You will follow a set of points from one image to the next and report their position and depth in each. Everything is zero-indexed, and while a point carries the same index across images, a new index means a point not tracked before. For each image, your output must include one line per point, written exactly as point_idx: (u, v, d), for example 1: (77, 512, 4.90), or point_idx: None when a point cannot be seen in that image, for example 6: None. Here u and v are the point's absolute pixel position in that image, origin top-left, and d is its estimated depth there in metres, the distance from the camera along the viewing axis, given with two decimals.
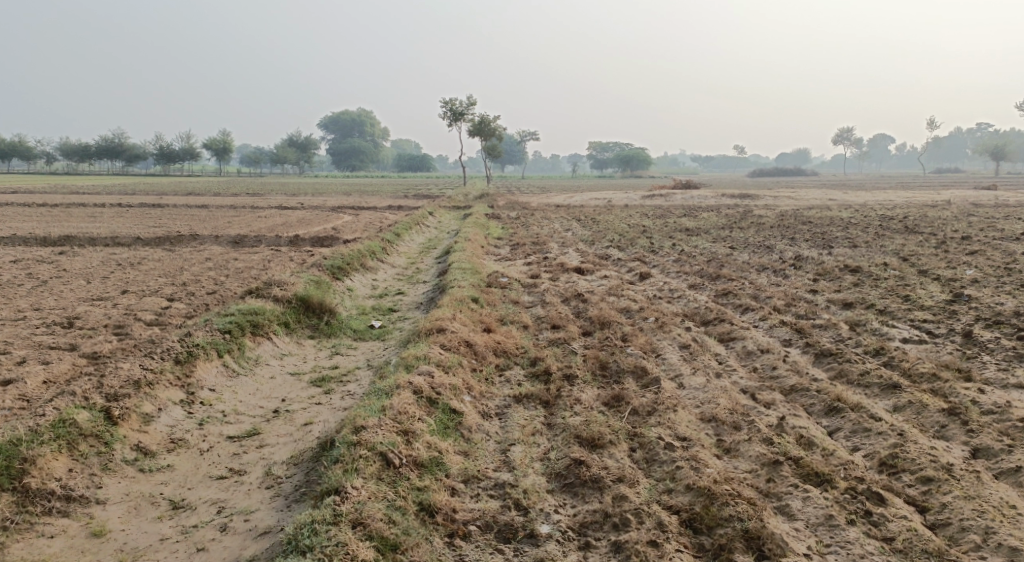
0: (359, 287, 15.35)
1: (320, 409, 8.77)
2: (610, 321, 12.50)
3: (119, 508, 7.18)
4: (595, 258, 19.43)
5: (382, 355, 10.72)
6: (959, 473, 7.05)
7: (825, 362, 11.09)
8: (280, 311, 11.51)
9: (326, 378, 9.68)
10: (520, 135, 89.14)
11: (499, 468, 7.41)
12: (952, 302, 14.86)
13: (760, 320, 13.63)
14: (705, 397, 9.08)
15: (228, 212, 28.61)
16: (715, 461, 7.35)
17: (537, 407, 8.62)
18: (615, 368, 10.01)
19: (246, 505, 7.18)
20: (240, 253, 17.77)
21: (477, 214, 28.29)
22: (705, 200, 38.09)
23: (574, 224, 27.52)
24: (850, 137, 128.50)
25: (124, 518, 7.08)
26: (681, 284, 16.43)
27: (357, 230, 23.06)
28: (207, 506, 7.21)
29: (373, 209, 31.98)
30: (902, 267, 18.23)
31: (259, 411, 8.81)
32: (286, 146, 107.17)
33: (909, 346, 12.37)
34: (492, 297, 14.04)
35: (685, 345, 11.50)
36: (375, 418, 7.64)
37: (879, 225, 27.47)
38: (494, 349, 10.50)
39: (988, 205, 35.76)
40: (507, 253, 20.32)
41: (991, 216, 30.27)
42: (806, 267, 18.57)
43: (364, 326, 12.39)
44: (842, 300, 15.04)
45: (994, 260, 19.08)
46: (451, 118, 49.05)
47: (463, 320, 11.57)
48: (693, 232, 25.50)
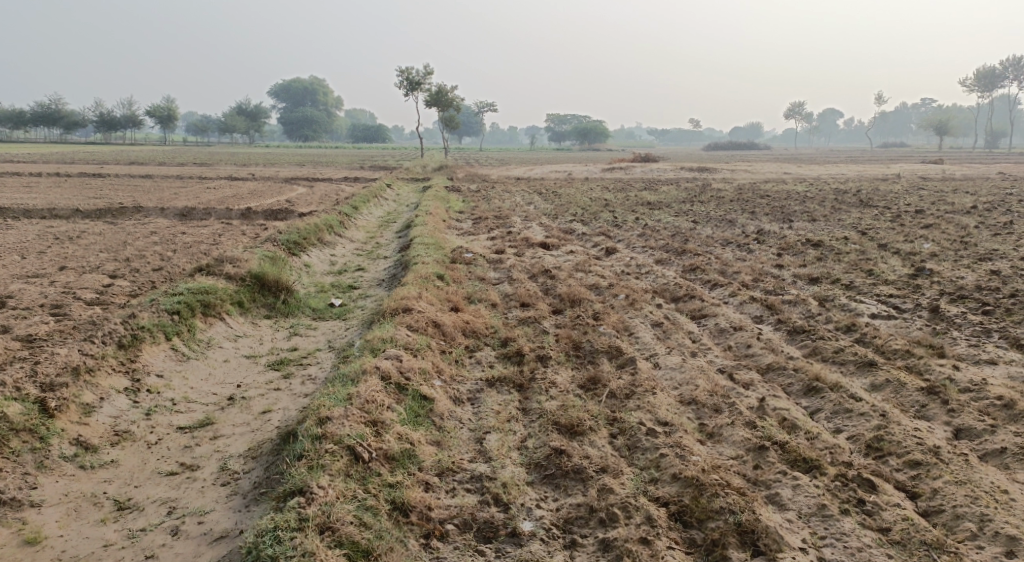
0: (316, 263, 14.77)
1: (279, 396, 8.29)
2: (580, 299, 12.17)
3: (57, 511, 6.65)
4: (559, 233, 19.04)
5: (345, 337, 10.25)
6: (947, 456, 6.86)
7: (797, 338, 10.89)
8: (234, 290, 10.93)
9: (284, 361, 9.21)
10: (478, 106, 88.29)
11: (475, 458, 7.03)
12: (915, 276, 14.79)
13: (729, 296, 13.41)
14: (683, 377, 8.81)
15: (174, 183, 27.58)
16: (700, 448, 7.06)
17: (511, 391, 8.27)
18: (588, 348, 9.68)
19: (199, 505, 6.70)
20: (188, 227, 17.02)
21: (436, 187, 27.69)
22: (664, 174, 37.87)
23: (535, 197, 27.10)
24: (802, 112, 129.80)
25: (63, 522, 6.56)
26: (647, 260, 16.16)
27: (312, 203, 22.33)
28: (156, 506, 6.72)
29: (327, 181, 31.16)
30: (862, 241, 18.18)
31: (212, 398, 8.29)
32: (235, 115, 104.47)
33: (879, 321, 12.22)
34: (457, 273, 13.59)
35: (657, 323, 11.22)
36: (340, 408, 7.19)
37: (836, 198, 27.53)
38: (462, 329, 10.10)
39: (936, 179, 36.19)
40: (468, 227, 19.82)
41: (941, 189, 30.59)
42: (769, 241, 18.41)
43: (323, 305, 11.88)
44: (808, 275, 14.88)
45: (950, 233, 19.14)
46: (408, 88, 48.03)
47: (429, 299, 11.13)
48: (654, 205, 25.28)
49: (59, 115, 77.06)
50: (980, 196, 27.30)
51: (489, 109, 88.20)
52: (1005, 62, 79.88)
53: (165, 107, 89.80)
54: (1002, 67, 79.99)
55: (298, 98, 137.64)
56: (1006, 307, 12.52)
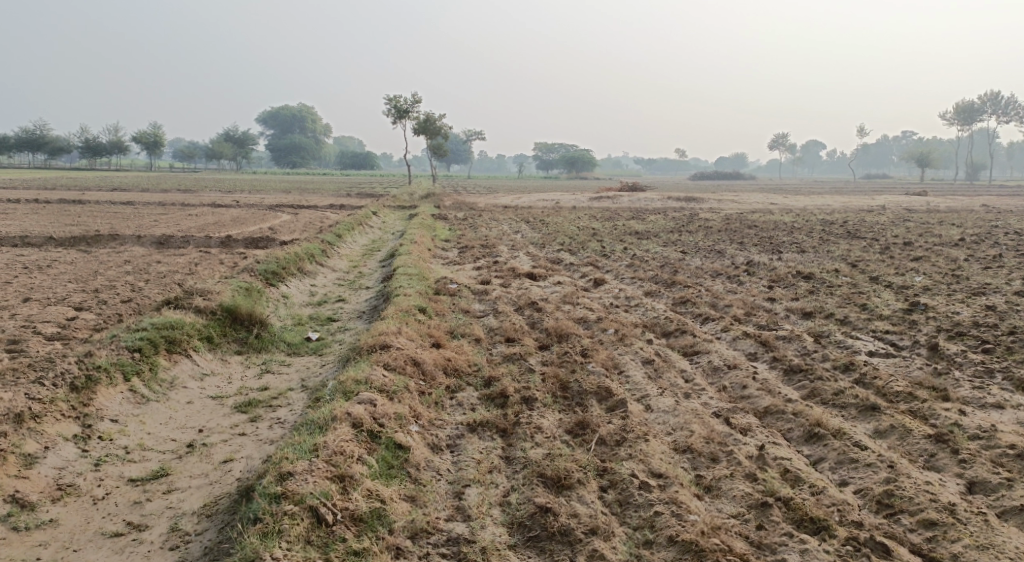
0: (295, 294, 14.22)
1: (243, 442, 7.72)
2: (567, 334, 11.66)
3: None
4: (546, 263, 18.57)
5: (319, 375, 9.70)
6: (965, 515, 6.36)
7: (794, 378, 10.39)
8: (202, 325, 10.38)
9: (252, 403, 8.65)
10: (466, 135, 88.48)
11: (452, 517, 6.48)
12: (910, 311, 14.37)
13: (722, 331, 12.93)
14: (677, 422, 8.29)
15: (155, 210, 27.03)
16: (697, 505, 6.54)
17: (494, 437, 7.73)
18: (577, 389, 9.15)
19: None
20: (163, 255, 16.44)
21: (423, 215, 27.24)
22: (651, 203, 37.58)
23: (522, 226, 26.68)
24: (786, 143, 130.75)
25: None
26: (637, 292, 15.70)
27: (295, 231, 21.79)
28: None
29: (313, 208, 30.69)
30: (853, 274, 17.81)
31: (170, 446, 7.71)
32: (222, 140, 104.04)
33: (876, 359, 11.76)
34: (440, 306, 13.07)
35: (648, 361, 10.72)
36: (305, 462, 6.66)
37: (823, 229, 27.28)
38: (443, 366, 9.56)
39: (920, 210, 36.08)
40: (455, 256, 19.35)
41: (927, 221, 30.45)
42: (759, 273, 18.01)
43: (299, 339, 11.33)
44: (801, 309, 14.44)
45: (939, 266, 18.82)
46: (396, 115, 47.75)
47: (410, 334, 10.59)
48: (642, 235, 24.91)
49: (43, 140, 76.34)
50: (967, 228, 27.10)
51: (477, 136, 88.16)
52: (983, 96, 80.68)
53: (150, 132, 89.25)
54: (981, 100, 80.84)
55: (286, 124, 137.47)
56: (1006, 345, 12.10)
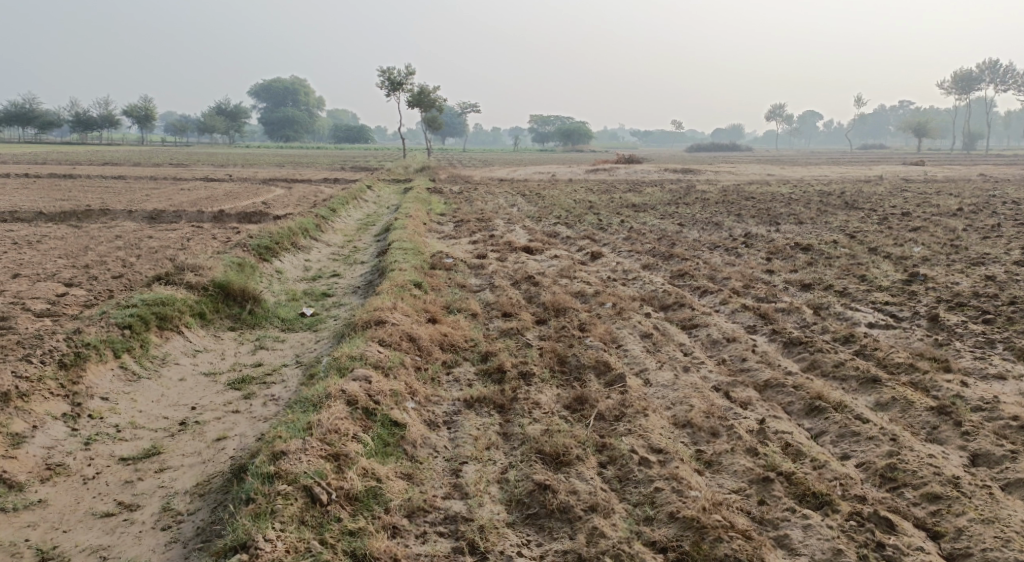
0: (289, 269, 14.06)
1: (236, 419, 7.61)
2: (565, 308, 11.54)
3: None
4: (543, 236, 18.41)
5: (314, 351, 9.59)
6: (969, 489, 6.29)
7: (794, 351, 10.28)
8: (194, 301, 10.24)
9: (246, 380, 8.54)
10: (461, 107, 87.83)
11: (449, 495, 6.38)
12: (909, 282, 14.25)
13: (721, 304, 12.81)
14: (676, 396, 8.19)
15: (147, 184, 26.76)
16: (698, 480, 6.45)
17: (491, 413, 7.63)
18: (575, 364, 9.04)
19: (133, 555, 6.03)
20: (155, 230, 16.26)
21: (418, 188, 27.02)
22: (648, 176, 37.36)
23: (518, 199, 26.47)
24: (782, 114, 130.18)
25: None
26: (634, 264, 15.56)
27: (289, 205, 21.58)
28: (85, 556, 6.04)
29: (307, 182, 30.46)
30: (852, 245, 17.67)
31: (162, 423, 7.60)
32: (214, 114, 103.17)
33: (876, 331, 11.64)
34: (436, 280, 12.93)
35: (647, 334, 10.62)
36: (298, 441, 6.56)
37: (821, 200, 27.11)
38: (440, 342, 9.44)
39: (918, 181, 35.90)
40: (451, 230, 19.18)
41: (924, 191, 30.30)
42: (757, 245, 17.87)
43: (293, 315, 11.20)
44: (800, 281, 14.32)
45: (938, 237, 18.68)
46: (390, 88, 47.28)
47: (405, 309, 10.46)
48: (639, 208, 24.73)
49: (33, 114, 75.64)
50: (964, 198, 26.95)
51: (472, 109, 87.52)
52: (980, 66, 80.13)
53: (141, 106, 88.42)
54: (978, 70, 80.34)
55: (279, 98, 136.36)
56: (1007, 316, 11.99)
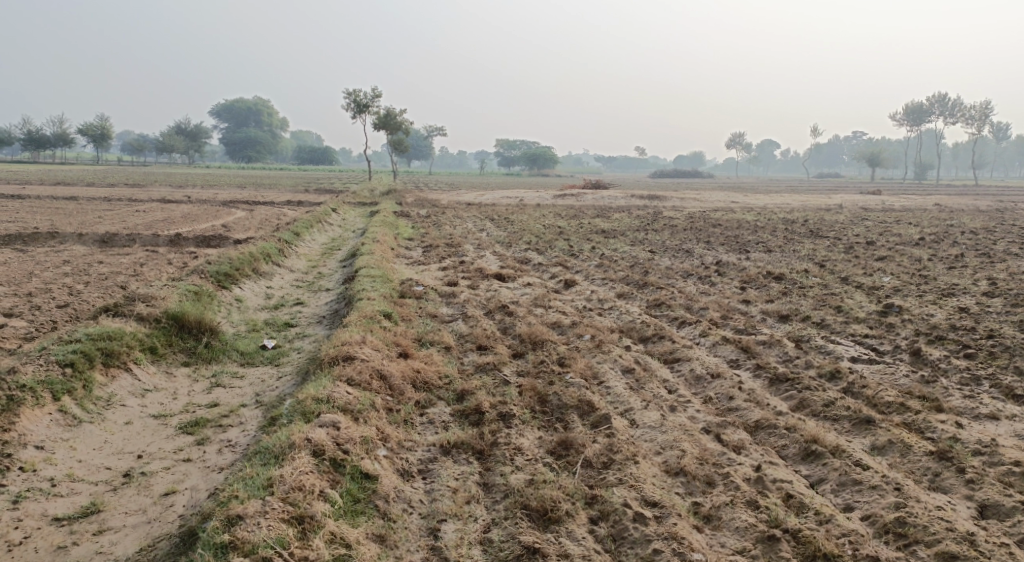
0: (249, 297, 13.40)
1: (187, 470, 7.22)
2: (542, 340, 11.03)
3: None
4: (513, 263, 17.92)
5: (275, 391, 9.05)
6: (987, 547, 6.12)
7: (781, 388, 9.79)
8: (144, 336, 9.67)
9: (199, 423, 8.28)
10: (426, 130, 87.51)
11: (428, 560, 5.91)
12: (886, 314, 13.94)
13: (700, 336, 12.36)
14: (665, 440, 7.69)
15: (101, 206, 25.84)
16: (697, 539, 6.17)
17: (470, 460, 7.12)
18: (556, 403, 8.52)
19: None
20: (107, 255, 15.49)
21: (385, 212, 26.45)
22: (615, 201, 37.11)
23: (486, 224, 25.98)
24: (742, 141, 131.91)
25: None
26: (609, 294, 15.12)
27: (250, 228, 20.89)
28: None
29: (269, 203, 29.67)
30: (823, 274, 17.42)
31: (104, 476, 7.16)
32: (174, 134, 101.53)
33: (860, 365, 11.18)
34: (405, 310, 12.35)
35: (628, 369, 10.15)
36: (257, 503, 5.99)
37: (786, 228, 27.00)
38: (412, 379, 8.85)
39: (876, 209, 36.15)
40: (419, 256, 18.63)
41: (884, 220, 30.44)
42: (730, 274, 17.55)
43: (253, 348, 10.57)
44: (777, 312, 13.96)
45: (907, 266, 18.52)
46: (355, 109, 46.69)
47: (375, 343, 9.89)
48: (609, 234, 24.38)
49: None
50: (924, 228, 27.03)
51: (436, 132, 87.23)
52: (930, 97, 82.04)
53: (98, 124, 86.66)
54: (930, 101, 82.32)
55: (241, 118, 134.93)
56: (989, 350, 11.62)
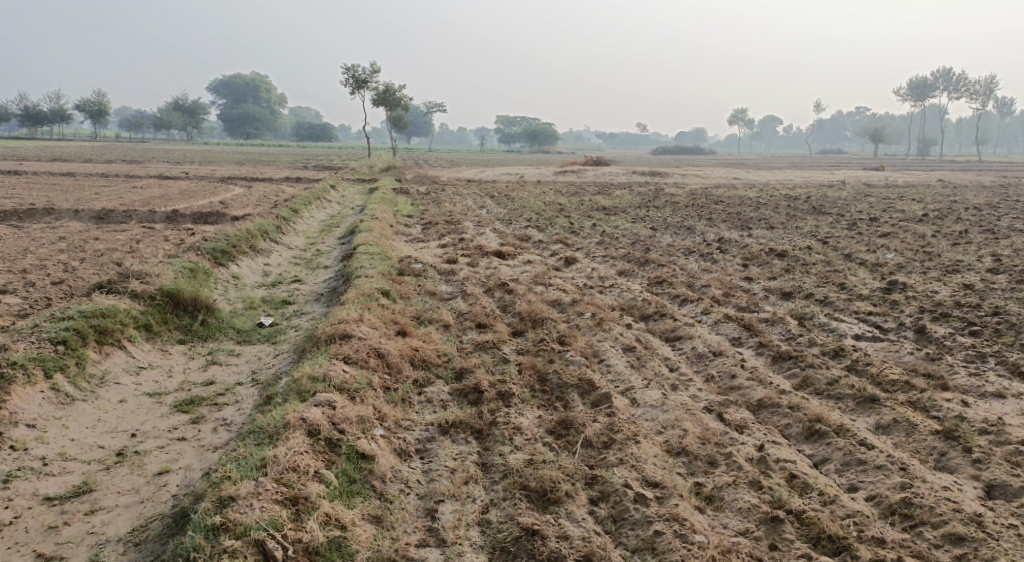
0: (246, 275, 13.25)
1: (182, 449, 7.11)
2: (542, 318, 10.90)
3: None
4: (514, 240, 17.76)
5: (272, 369, 8.92)
6: (995, 529, 6.02)
7: (784, 366, 9.66)
8: (139, 313, 9.54)
9: (194, 402, 8.16)
10: (426, 107, 86.93)
11: (424, 542, 5.82)
12: (889, 291, 13.79)
13: (702, 314, 12.22)
14: (667, 419, 7.57)
15: (99, 182, 25.64)
16: (699, 521, 6.07)
17: (468, 440, 7.03)
18: (557, 382, 8.40)
19: None
20: (104, 231, 15.31)
21: (384, 189, 26.26)
22: (616, 178, 36.88)
23: (486, 201, 25.79)
24: (744, 118, 131.20)
25: None
26: (610, 271, 14.97)
27: (248, 205, 20.69)
28: None
29: (268, 180, 29.46)
30: (826, 251, 17.25)
31: (97, 455, 7.06)
32: (173, 111, 100.93)
33: (864, 343, 11.04)
34: (404, 288, 12.21)
35: (629, 348, 10.02)
36: (250, 483, 5.90)
37: (788, 205, 26.80)
38: (410, 358, 8.73)
39: (879, 185, 35.93)
40: (418, 233, 18.47)
41: (887, 196, 30.22)
42: (732, 251, 17.39)
43: (250, 326, 10.44)
44: (780, 289, 13.81)
45: (910, 243, 18.35)
46: (354, 86, 46.32)
47: (373, 321, 9.75)
48: (610, 211, 24.20)
49: None
50: (927, 204, 26.82)
51: (436, 109, 86.68)
52: (934, 73, 81.47)
53: (97, 101, 86.09)
54: (933, 77, 81.69)
55: (240, 95, 134.14)
56: (994, 327, 11.48)
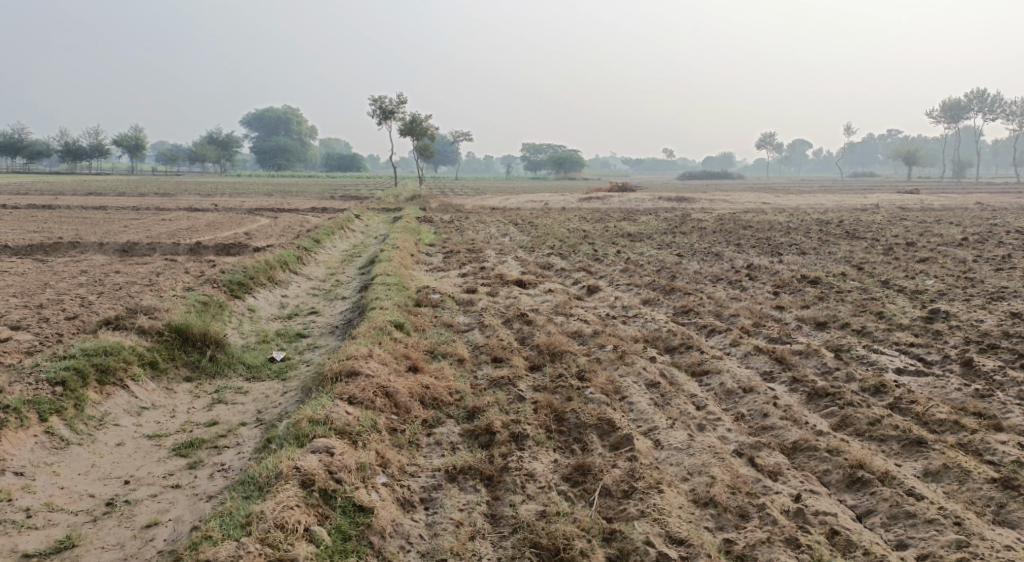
0: (263, 307, 12.90)
1: (174, 498, 6.85)
2: (561, 351, 10.39)
3: None
4: (536, 268, 17.29)
5: (277, 408, 8.49)
6: None
7: (820, 405, 9.04)
8: (144, 349, 9.17)
9: (194, 444, 7.73)
10: (454, 136, 87.23)
11: None
12: (930, 320, 13.10)
13: (731, 345, 11.63)
14: (693, 464, 7.02)
15: (127, 215, 25.61)
16: None
17: (478, 488, 6.65)
18: (575, 421, 7.88)
19: None
20: (123, 264, 15.09)
21: (408, 217, 26.00)
22: (643, 204, 36.36)
23: (511, 229, 25.38)
24: (772, 142, 130.25)
25: None
26: (635, 300, 14.44)
27: (272, 235, 20.48)
28: None
29: (293, 210, 29.33)
30: (861, 278, 16.59)
31: (86, 504, 6.81)
32: (205, 143, 102.21)
33: (906, 378, 10.39)
34: (420, 320, 11.78)
35: (654, 383, 9.47)
36: (230, 544, 5.75)
37: (820, 229, 26.08)
38: (419, 397, 8.24)
39: (914, 209, 35.03)
40: (440, 262, 18.09)
41: (923, 220, 29.38)
42: (762, 278, 16.78)
43: (260, 361, 10.04)
44: (813, 319, 13.19)
45: (950, 269, 17.61)
46: (381, 116, 46.41)
47: (383, 357, 9.30)
48: (636, 237, 23.68)
49: (22, 145, 74.36)
50: (965, 227, 25.97)
51: (464, 137, 86.81)
52: (966, 94, 80.19)
53: (132, 135, 87.35)
54: (966, 98, 80.16)
55: (271, 127, 135.78)
56: None
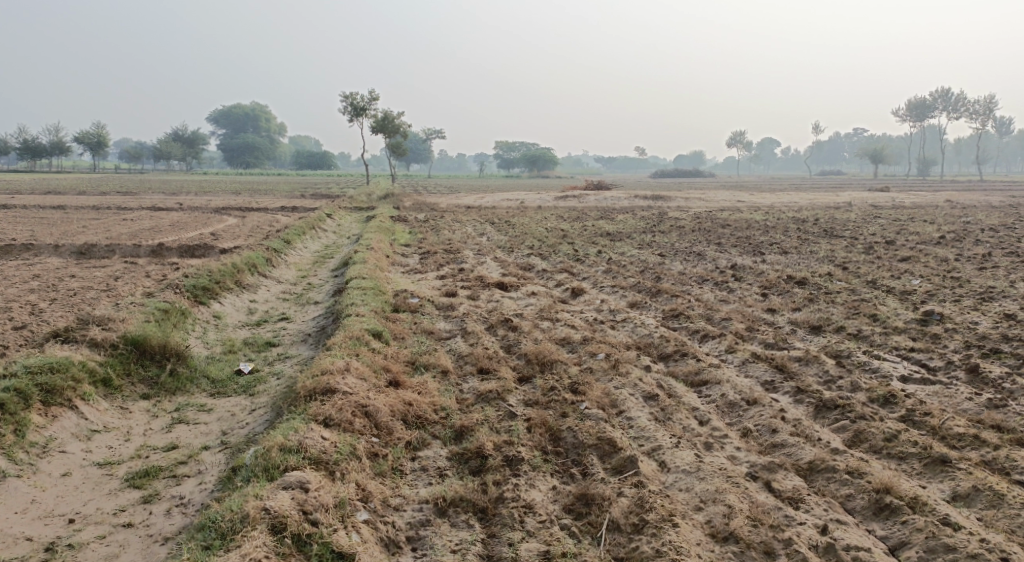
0: (229, 313, 12.08)
1: (127, 542, 6.17)
2: (551, 361, 9.70)
3: None
4: (516, 269, 16.60)
5: (245, 429, 7.74)
6: None
7: (830, 417, 8.42)
8: (96, 365, 8.36)
9: (150, 473, 6.99)
10: (425, 134, 86.29)
11: None
12: (927, 322, 12.59)
13: (727, 352, 11.01)
14: (706, 491, 6.40)
15: (88, 215, 24.53)
16: None
17: (472, 525, 6.15)
18: (572, 440, 7.20)
19: None
20: (82, 268, 14.17)
21: (381, 216, 25.21)
22: (618, 203, 35.84)
23: (487, 228, 24.63)
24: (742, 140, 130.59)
25: None
26: (620, 303, 13.81)
27: (240, 236, 19.59)
28: None
29: (263, 210, 28.35)
30: (848, 278, 16.09)
31: (23, 550, 6.10)
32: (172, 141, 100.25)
33: (912, 386, 9.84)
34: (398, 328, 11.06)
35: (652, 396, 8.81)
36: None
37: (798, 228, 25.66)
38: (402, 415, 7.52)
39: (887, 207, 34.77)
40: (416, 263, 17.35)
41: (898, 217, 29.18)
42: (748, 278, 16.23)
43: (226, 374, 9.24)
44: (807, 322, 12.61)
45: (935, 268, 17.18)
46: (351, 113, 45.42)
47: (361, 370, 8.55)
48: (615, 236, 23.09)
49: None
50: (941, 225, 25.71)
51: (436, 135, 85.91)
52: (932, 92, 80.78)
53: (95, 133, 85.43)
54: (932, 97, 80.63)
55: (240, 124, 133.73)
56: None
